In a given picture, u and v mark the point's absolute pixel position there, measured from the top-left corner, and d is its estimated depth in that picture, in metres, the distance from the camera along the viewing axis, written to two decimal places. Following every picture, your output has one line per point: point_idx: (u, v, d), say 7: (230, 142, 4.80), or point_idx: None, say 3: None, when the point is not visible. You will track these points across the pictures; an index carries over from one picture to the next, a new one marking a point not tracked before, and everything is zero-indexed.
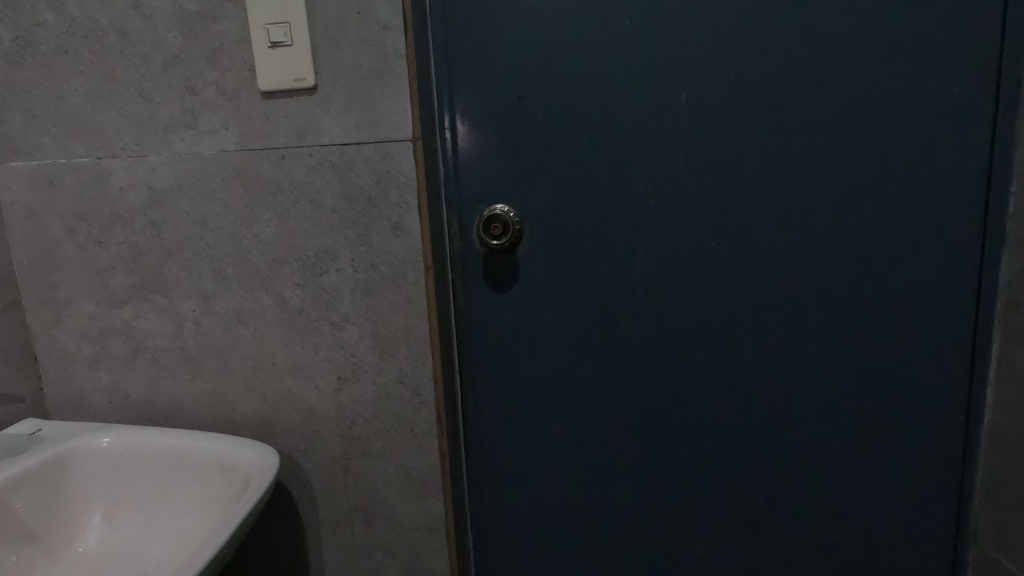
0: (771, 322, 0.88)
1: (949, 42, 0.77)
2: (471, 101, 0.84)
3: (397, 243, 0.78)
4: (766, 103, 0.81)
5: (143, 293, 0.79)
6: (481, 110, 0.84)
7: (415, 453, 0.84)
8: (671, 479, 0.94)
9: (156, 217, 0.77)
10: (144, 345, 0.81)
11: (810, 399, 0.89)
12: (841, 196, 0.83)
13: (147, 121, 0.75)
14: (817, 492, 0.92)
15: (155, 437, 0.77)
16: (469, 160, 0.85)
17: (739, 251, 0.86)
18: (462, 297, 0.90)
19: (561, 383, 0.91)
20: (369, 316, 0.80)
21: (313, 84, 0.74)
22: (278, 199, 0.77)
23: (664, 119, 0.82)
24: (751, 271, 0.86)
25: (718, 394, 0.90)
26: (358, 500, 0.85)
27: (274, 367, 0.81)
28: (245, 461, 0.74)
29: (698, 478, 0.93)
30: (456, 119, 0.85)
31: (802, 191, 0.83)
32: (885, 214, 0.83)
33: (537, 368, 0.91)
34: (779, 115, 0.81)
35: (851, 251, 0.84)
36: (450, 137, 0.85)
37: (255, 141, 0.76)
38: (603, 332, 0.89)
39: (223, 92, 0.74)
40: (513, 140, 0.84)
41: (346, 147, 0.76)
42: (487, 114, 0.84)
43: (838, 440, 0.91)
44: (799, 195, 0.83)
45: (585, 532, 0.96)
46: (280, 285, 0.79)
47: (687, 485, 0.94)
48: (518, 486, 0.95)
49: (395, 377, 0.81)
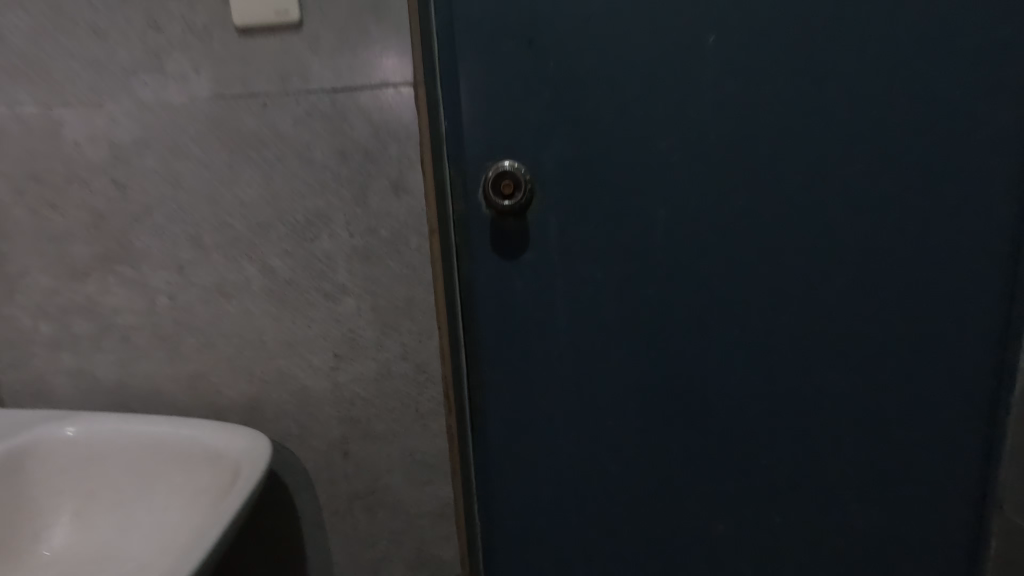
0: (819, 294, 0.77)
1: None
2: (473, 21, 0.65)
3: (398, 203, 0.69)
4: (824, 36, 0.69)
5: (109, 264, 0.71)
6: (486, 34, 0.66)
7: (422, 435, 0.77)
8: (701, 471, 0.84)
9: (119, 176, 0.68)
10: (113, 322, 0.73)
11: (853, 377, 0.81)
12: (904, 148, 0.72)
13: (102, 64, 0.65)
14: (851, 475, 0.85)
15: (124, 426, 0.69)
16: (472, 100, 0.68)
17: (788, 214, 0.74)
18: (463, 273, 0.73)
19: (585, 372, 0.78)
20: (368, 287, 0.71)
21: (297, 18, 0.64)
22: (260, 154, 0.68)
23: (708, 55, 0.69)
24: (797, 235, 0.75)
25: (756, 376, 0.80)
26: (360, 487, 0.78)
27: (262, 344, 0.73)
28: (231, 449, 0.67)
29: (729, 468, 0.84)
30: (454, 45, 0.66)
31: (861, 143, 0.72)
32: (946, 176, 0.73)
33: (557, 355, 0.77)
34: (839, 51, 0.69)
35: (910, 212, 0.74)
36: (447, 69, 0.67)
37: (233, 87, 0.66)
38: (635, 312, 0.76)
39: (192, 29, 0.64)
40: (529, 76, 0.67)
41: (338, 93, 0.66)
42: (489, 49, 0.66)
43: (878, 419, 0.82)
44: (858, 147, 0.72)
45: (605, 533, 0.85)
46: (265, 252, 0.70)
47: (716, 476, 0.84)
48: (534, 492, 0.82)
49: (398, 353, 0.73)
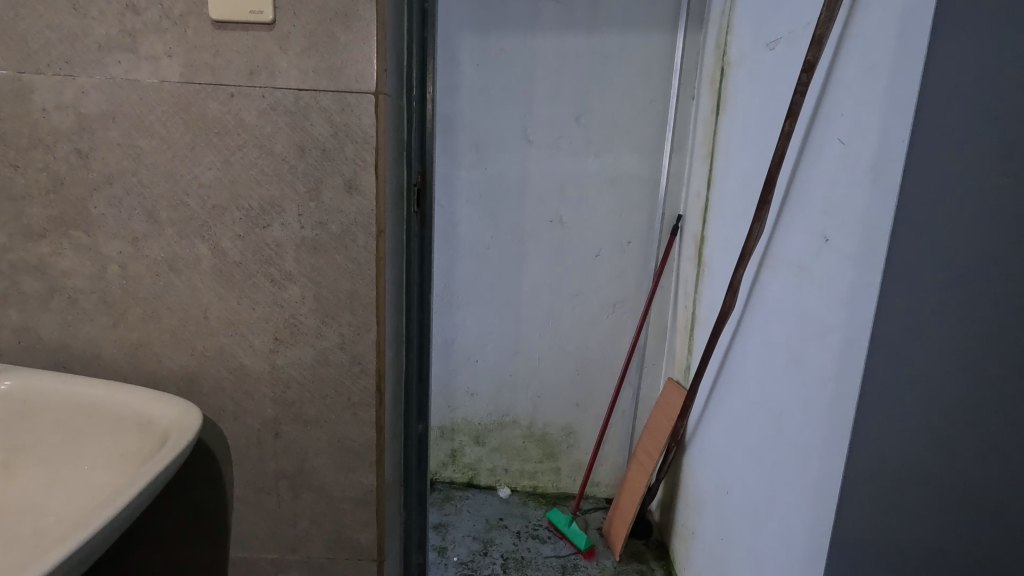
0: (914, 350, 0.78)
1: (955, 37, 0.71)
2: None
3: (350, 202, 0.73)
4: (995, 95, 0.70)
5: (64, 228, 0.73)
6: None
7: (351, 423, 0.80)
8: (905, 538, 0.83)
9: (83, 144, 0.71)
10: (62, 285, 0.75)
11: (932, 462, 0.80)
12: (955, 186, 0.73)
13: (79, 38, 0.68)
14: (882, 527, 0.84)
15: (70, 386, 0.72)
16: None
17: (966, 342, 0.76)
18: (402, 268, 0.85)
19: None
20: (313, 276, 0.75)
21: (271, 19, 0.67)
22: (223, 140, 0.71)
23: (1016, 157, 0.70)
24: (1000, 364, 0.76)
25: (964, 467, 0.79)
26: (288, 466, 0.81)
27: (206, 322, 0.76)
28: (165, 418, 0.69)
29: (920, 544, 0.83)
30: None
31: (983, 237, 0.73)
32: (943, 213, 0.74)
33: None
34: None
35: (947, 254, 0.75)
36: None
37: (202, 74, 0.69)
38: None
39: (169, 16, 0.68)
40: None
41: (302, 92, 0.70)
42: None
43: (938, 479, 0.80)
44: (971, 239, 0.73)
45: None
46: (218, 235, 0.74)
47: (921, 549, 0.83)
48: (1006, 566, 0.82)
49: (336, 343, 0.77)
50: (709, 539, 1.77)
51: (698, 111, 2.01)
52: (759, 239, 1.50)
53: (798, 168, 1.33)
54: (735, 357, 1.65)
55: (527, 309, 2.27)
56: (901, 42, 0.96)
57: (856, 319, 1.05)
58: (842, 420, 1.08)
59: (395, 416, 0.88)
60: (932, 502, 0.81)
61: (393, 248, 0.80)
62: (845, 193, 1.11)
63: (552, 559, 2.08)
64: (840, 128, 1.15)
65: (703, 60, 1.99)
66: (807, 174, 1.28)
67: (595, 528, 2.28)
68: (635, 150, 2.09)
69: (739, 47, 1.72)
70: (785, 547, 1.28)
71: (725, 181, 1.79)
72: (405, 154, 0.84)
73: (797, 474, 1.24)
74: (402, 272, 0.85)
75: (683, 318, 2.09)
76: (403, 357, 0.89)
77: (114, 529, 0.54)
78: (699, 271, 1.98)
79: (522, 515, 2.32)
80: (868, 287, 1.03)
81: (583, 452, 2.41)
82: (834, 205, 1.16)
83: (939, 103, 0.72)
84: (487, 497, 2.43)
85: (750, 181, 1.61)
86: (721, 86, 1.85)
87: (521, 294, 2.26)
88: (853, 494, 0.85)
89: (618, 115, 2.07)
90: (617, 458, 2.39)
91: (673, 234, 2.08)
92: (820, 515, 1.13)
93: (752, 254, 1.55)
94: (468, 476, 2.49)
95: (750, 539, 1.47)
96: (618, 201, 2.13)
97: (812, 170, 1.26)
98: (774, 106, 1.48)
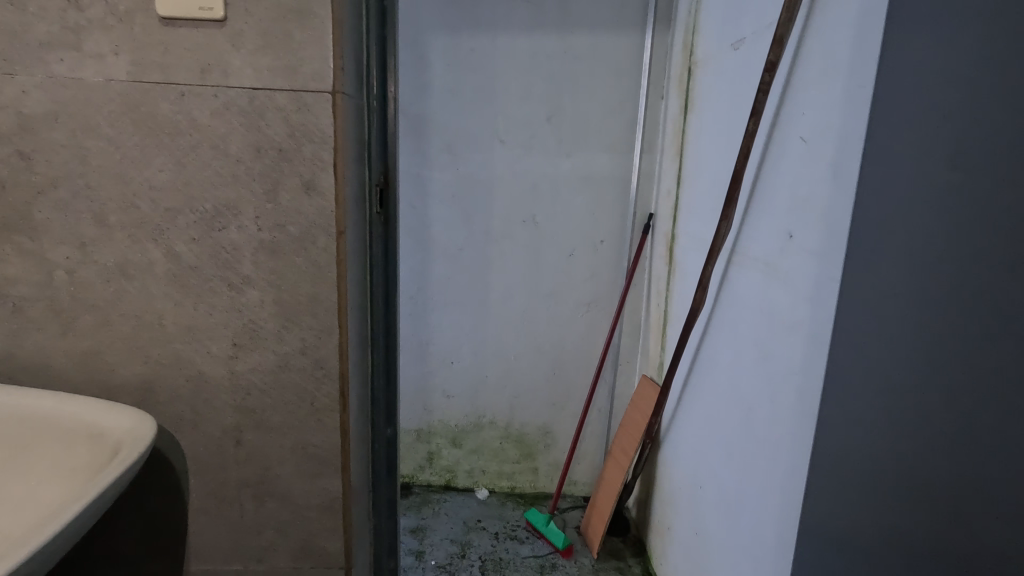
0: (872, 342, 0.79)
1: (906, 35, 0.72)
2: None
3: (308, 203, 0.71)
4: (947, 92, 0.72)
5: (7, 233, 0.70)
6: None
7: (316, 429, 0.79)
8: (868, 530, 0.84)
9: (25, 146, 0.68)
10: (6, 293, 0.72)
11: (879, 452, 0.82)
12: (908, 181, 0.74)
13: (19, 35, 0.65)
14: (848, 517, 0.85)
15: (15, 398, 0.69)
16: None
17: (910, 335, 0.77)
18: (366, 270, 0.84)
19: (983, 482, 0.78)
20: (272, 280, 0.73)
21: (222, 15, 0.66)
22: (174, 140, 0.69)
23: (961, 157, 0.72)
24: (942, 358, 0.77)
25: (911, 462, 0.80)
26: (251, 474, 0.79)
27: (161, 328, 0.74)
28: (118, 429, 0.66)
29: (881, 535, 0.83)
30: None
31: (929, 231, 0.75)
32: (898, 208, 0.75)
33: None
34: None
35: (898, 249, 0.76)
36: None
37: (151, 73, 0.67)
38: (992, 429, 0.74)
39: (114, 12, 0.66)
40: None
41: (257, 91, 0.68)
42: None
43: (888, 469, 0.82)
44: (919, 235, 0.75)
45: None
46: (171, 238, 0.71)
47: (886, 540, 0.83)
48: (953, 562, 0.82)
49: (297, 347, 0.75)
50: (684, 534, 1.79)
51: (667, 110, 2.03)
52: (727, 236, 1.52)
53: (763, 165, 1.35)
54: (706, 353, 1.67)
55: (501, 309, 2.26)
56: (858, 42, 0.98)
57: (819, 313, 1.07)
58: (808, 412, 1.10)
59: (361, 420, 0.86)
60: (904, 497, 0.82)
61: (355, 250, 0.78)
62: (808, 191, 1.13)
63: (530, 559, 2.07)
64: (802, 126, 1.17)
65: (672, 60, 2.01)
66: (772, 172, 1.30)
67: (573, 527, 2.29)
68: (606, 150, 2.10)
69: (706, 47, 1.74)
70: (758, 540, 1.29)
71: (694, 179, 1.81)
72: (366, 155, 0.82)
73: (768, 467, 1.26)
74: (365, 274, 0.84)
75: (656, 315, 2.11)
76: (368, 361, 0.88)
77: (62, 545, 0.52)
78: (671, 269, 2.00)
79: (500, 516, 2.31)
80: (830, 282, 1.05)
81: (560, 451, 2.41)
82: (797, 202, 1.18)
83: (892, 100, 0.74)
84: (465, 499, 2.41)
85: (718, 179, 1.63)
86: (689, 86, 1.87)
87: (495, 294, 2.25)
88: (819, 485, 0.87)
89: (589, 114, 2.08)
90: (593, 456, 2.40)
91: (644, 233, 2.10)
92: (789, 507, 1.15)
93: (720, 251, 1.57)
94: (445, 479, 2.47)
95: (724, 533, 1.49)
96: (590, 201, 2.14)
97: (776, 168, 1.28)
98: (740, 106, 1.50)
